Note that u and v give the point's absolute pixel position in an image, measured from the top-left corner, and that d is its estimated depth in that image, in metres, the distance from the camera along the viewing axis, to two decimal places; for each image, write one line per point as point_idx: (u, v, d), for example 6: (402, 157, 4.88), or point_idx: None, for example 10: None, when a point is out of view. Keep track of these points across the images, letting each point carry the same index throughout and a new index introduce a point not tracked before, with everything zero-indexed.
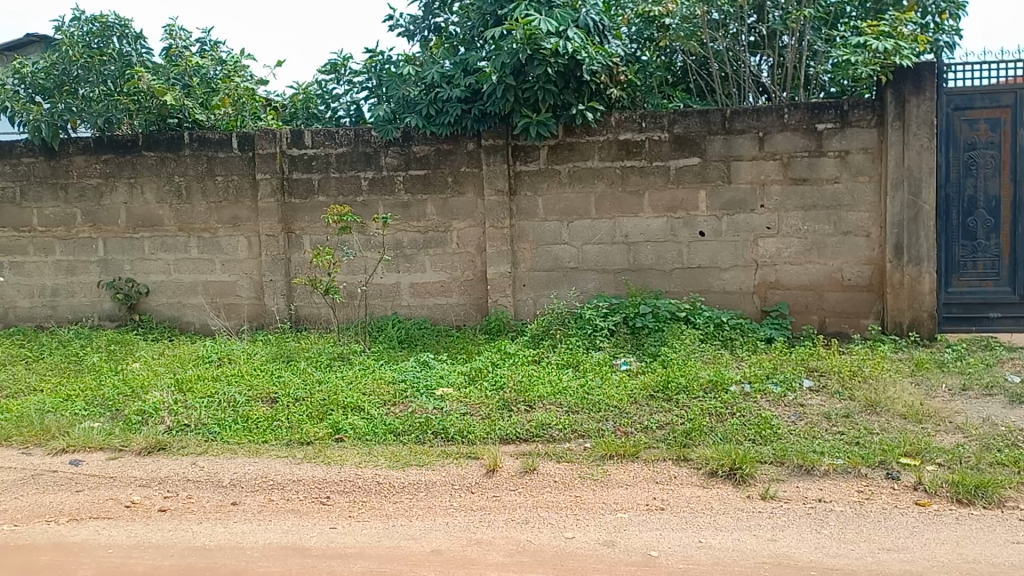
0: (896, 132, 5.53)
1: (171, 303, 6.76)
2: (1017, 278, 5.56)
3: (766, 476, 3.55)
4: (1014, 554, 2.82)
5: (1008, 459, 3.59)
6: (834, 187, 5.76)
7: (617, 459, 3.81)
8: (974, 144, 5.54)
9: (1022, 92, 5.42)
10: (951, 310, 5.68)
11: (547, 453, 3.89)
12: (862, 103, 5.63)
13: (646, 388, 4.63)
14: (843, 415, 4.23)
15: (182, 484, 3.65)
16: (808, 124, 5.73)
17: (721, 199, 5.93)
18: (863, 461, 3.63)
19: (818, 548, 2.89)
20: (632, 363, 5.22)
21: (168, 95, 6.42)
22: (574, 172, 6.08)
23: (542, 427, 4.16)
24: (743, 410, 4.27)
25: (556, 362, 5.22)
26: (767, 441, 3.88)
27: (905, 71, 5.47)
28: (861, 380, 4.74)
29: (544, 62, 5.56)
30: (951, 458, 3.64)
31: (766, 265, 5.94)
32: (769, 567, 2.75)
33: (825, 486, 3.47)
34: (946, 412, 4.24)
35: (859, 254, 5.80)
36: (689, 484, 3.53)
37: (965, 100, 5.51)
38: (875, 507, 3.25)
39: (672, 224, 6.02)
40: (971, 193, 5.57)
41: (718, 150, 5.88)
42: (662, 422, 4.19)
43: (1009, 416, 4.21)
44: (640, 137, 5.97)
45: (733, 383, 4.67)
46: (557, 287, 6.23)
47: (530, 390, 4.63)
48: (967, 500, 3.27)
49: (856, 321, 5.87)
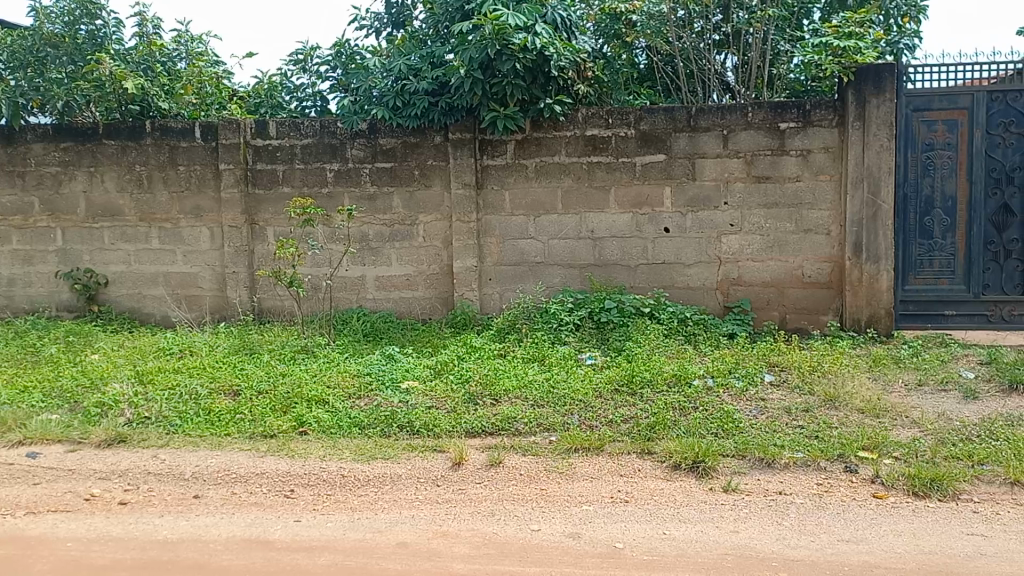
0: (856, 131, 5.64)
1: (131, 295, 6.64)
2: (972, 277, 5.67)
3: (728, 469, 3.60)
4: (968, 546, 2.88)
5: (962, 453, 3.67)
6: (796, 185, 5.85)
7: (582, 452, 3.84)
8: (932, 144, 5.63)
9: (978, 95, 5.52)
10: (907, 308, 5.78)
11: (513, 446, 3.90)
12: (824, 103, 5.73)
13: (610, 382, 4.66)
14: (803, 409, 4.31)
15: (143, 477, 3.60)
16: (771, 123, 5.81)
17: (685, 196, 5.98)
18: (822, 454, 3.70)
19: (778, 539, 2.94)
20: (597, 357, 5.27)
21: (129, 81, 6.25)
22: (542, 167, 6.09)
23: (507, 421, 4.17)
24: (706, 404, 4.32)
25: (521, 356, 5.23)
26: (728, 434, 3.94)
27: (866, 72, 5.57)
28: (820, 375, 4.83)
29: (513, 57, 5.57)
30: (907, 451, 3.73)
31: (729, 261, 6.01)
32: (731, 558, 2.79)
33: (785, 479, 3.53)
34: (902, 407, 4.34)
35: (820, 251, 5.89)
36: (654, 476, 3.57)
37: (923, 101, 5.60)
38: (834, 500, 3.31)
39: (637, 220, 6.06)
40: (929, 193, 5.66)
41: (683, 148, 5.93)
42: (628, 415, 4.23)
43: (964, 411, 4.32)
44: (607, 133, 5.99)
45: (696, 377, 4.73)
46: (523, 282, 6.25)
47: (496, 384, 4.64)
48: (923, 493, 3.34)
49: (816, 318, 5.97)
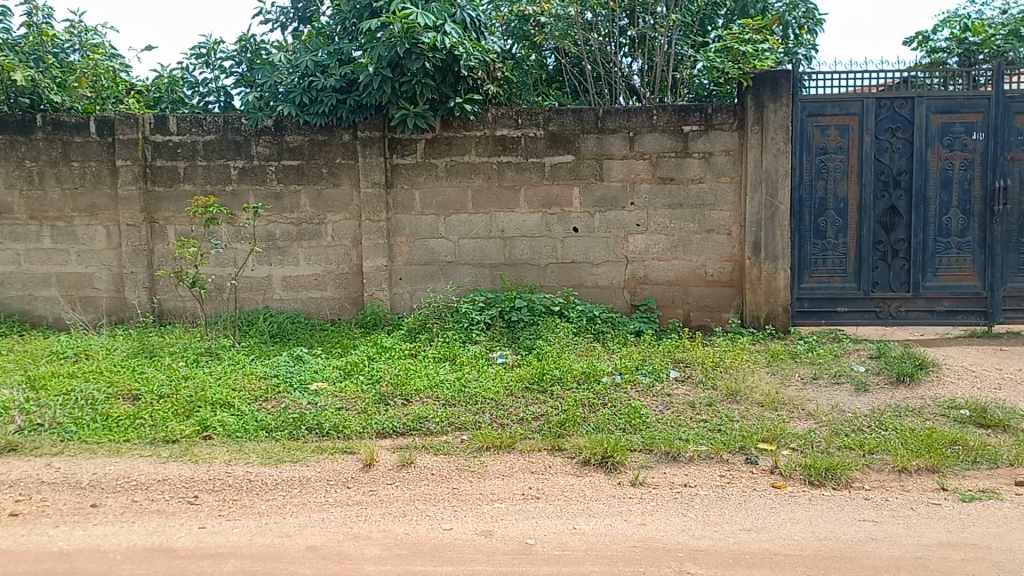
0: (755, 135, 5.84)
1: (20, 297, 6.32)
2: (862, 275, 5.95)
3: (636, 464, 3.69)
4: (860, 531, 3.02)
5: (854, 443, 3.85)
6: (698, 187, 6.03)
7: (494, 451, 3.86)
8: (825, 148, 5.90)
9: (868, 102, 5.81)
10: (803, 305, 6.03)
11: (424, 446, 3.89)
12: (725, 108, 5.92)
13: (521, 380, 4.71)
14: (706, 403, 4.44)
15: (35, 487, 3.43)
16: (675, 126, 5.97)
17: (593, 196, 6.09)
18: (725, 447, 3.83)
19: (683, 530, 3.03)
20: (508, 356, 5.30)
21: (17, 72, 5.96)
22: (452, 166, 6.10)
23: (419, 421, 4.16)
24: (614, 401, 4.41)
25: (433, 356, 5.22)
26: (635, 430, 4.03)
27: (764, 79, 5.78)
28: (722, 370, 4.99)
29: (422, 56, 5.56)
30: (803, 442, 3.90)
31: (636, 261, 6.14)
32: (638, 551, 2.86)
33: (690, 471, 3.64)
34: (798, 399, 4.54)
35: (721, 251, 6.08)
36: (564, 473, 3.63)
37: (817, 107, 5.86)
38: (736, 490, 3.43)
39: (546, 220, 6.13)
40: (822, 195, 5.93)
41: (591, 149, 6.03)
42: (538, 413, 4.28)
43: (855, 403, 4.54)
44: (517, 133, 6.04)
45: (605, 374, 4.82)
46: (433, 281, 6.23)
47: (407, 384, 4.62)
48: (818, 482, 3.49)
49: (718, 315, 6.17)
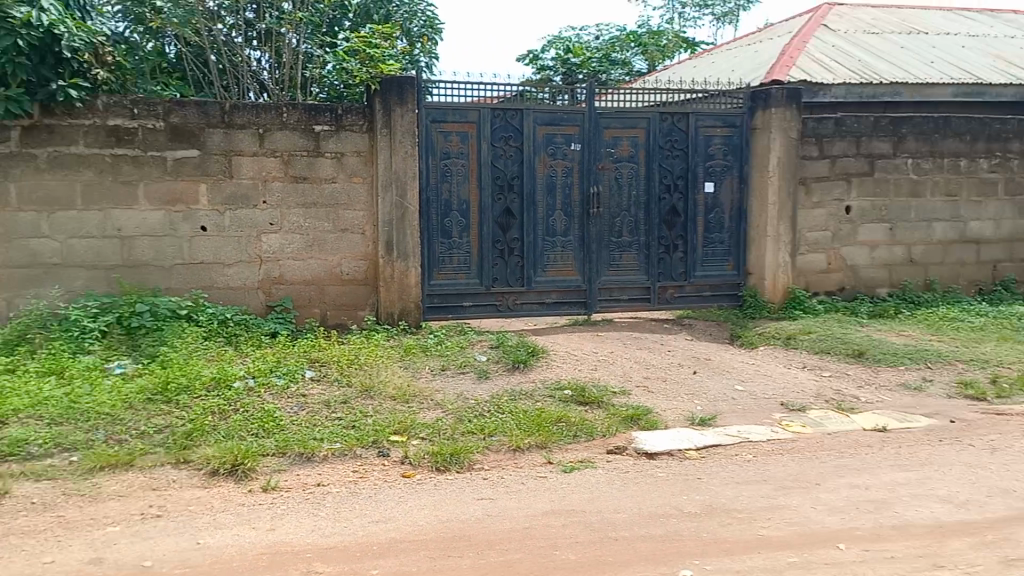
0: (383, 138, 6.01)
1: None
2: (484, 271, 6.39)
3: (268, 468, 3.62)
4: (478, 509, 3.26)
5: (476, 428, 4.14)
6: (331, 186, 6.05)
7: (108, 470, 3.54)
8: (448, 153, 6.26)
9: (484, 111, 6.26)
10: (432, 300, 6.34)
11: (23, 474, 3.44)
12: (354, 109, 6.01)
13: (143, 392, 4.37)
14: (340, 401, 4.50)
15: None
16: (306, 124, 5.93)
17: (222, 194, 5.83)
18: (358, 443, 3.91)
19: (313, 530, 3.05)
20: (128, 366, 4.88)
21: None
22: (54, 158, 5.46)
23: (17, 445, 3.66)
24: (247, 405, 4.28)
25: (36, 370, 4.63)
26: (269, 434, 3.95)
27: (390, 84, 5.96)
28: (357, 368, 5.08)
29: (13, 32, 4.99)
30: (432, 431, 4.11)
31: (269, 260, 5.99)
32: (266, 558, 2.80)
33: (323, 470, 3.66)
34: (427, 391, 4.78)
35: (356, 250, 6.16)
36: (190, 486, 3.44)
37: (440, 113, 6.19)
38: (368, 484, 3.53)
39: (170, 218, 5.74)
40: (447, 197, 6.29)
41: (218, 144, 5.77)
42: (162, 425, 4.00)
43: (478, 390, 4.89)
44: (132, 124, 5.58)
45: (237, 378, 4.65)
46: (37, 286, 5.53)
47: (1, 405, 4.05)
48: (443, 468, 3.71)
49: (354, 313, 6.22)
